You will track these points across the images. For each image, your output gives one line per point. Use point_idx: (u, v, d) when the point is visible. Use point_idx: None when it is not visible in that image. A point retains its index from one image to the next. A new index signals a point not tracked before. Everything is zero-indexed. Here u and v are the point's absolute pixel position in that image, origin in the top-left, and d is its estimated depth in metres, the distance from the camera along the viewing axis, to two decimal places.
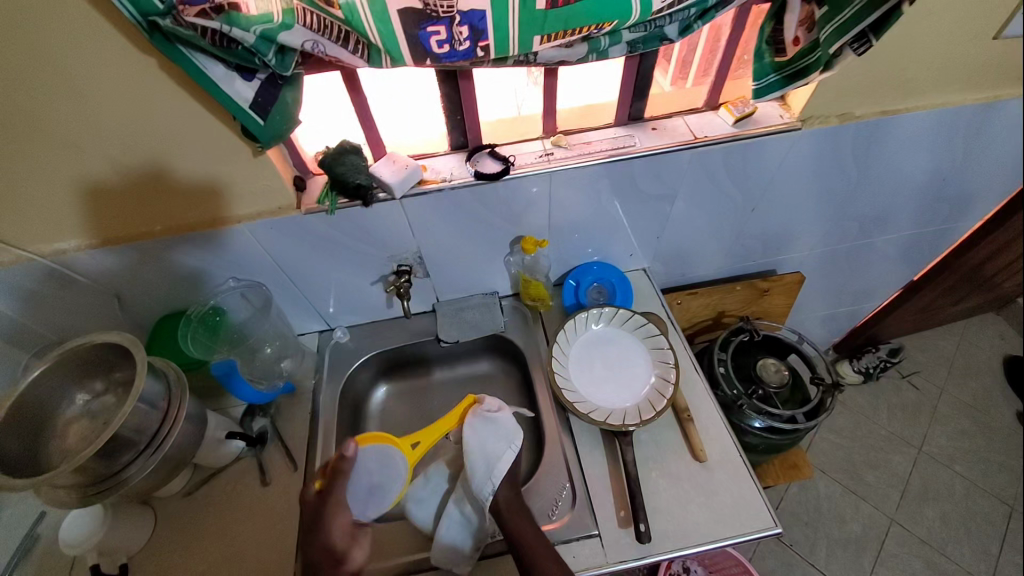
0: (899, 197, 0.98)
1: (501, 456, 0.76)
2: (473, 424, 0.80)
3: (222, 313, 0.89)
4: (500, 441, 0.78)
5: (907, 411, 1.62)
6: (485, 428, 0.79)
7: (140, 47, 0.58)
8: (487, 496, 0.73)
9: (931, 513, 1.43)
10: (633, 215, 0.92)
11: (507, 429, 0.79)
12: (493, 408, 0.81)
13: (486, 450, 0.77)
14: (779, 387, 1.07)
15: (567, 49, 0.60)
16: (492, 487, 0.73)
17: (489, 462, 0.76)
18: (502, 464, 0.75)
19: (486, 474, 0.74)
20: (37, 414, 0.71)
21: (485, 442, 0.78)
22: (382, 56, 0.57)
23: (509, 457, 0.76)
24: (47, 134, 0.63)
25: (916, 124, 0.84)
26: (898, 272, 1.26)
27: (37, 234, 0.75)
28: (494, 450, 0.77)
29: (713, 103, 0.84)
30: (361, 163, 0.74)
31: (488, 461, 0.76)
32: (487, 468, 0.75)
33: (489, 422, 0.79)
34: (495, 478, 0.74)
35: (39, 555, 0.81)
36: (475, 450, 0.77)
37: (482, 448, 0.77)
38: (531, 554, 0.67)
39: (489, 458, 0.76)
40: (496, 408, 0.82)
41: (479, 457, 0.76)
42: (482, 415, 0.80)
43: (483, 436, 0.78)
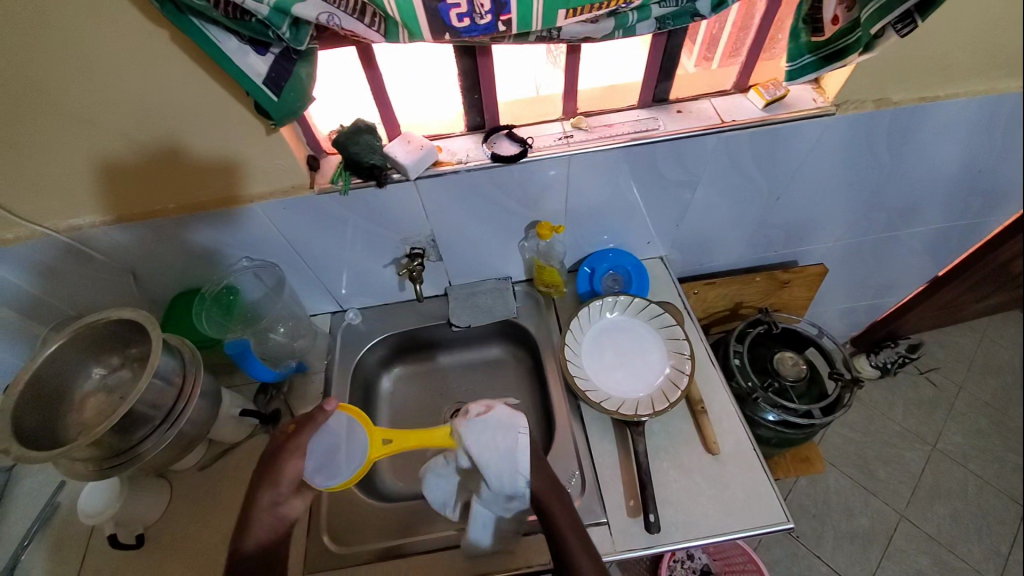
0: (931, 188, 0.93)
1: (517, 444, 0.70)
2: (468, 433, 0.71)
3: (235, 293, 0.89)
4: (507, 433, 0.70)
5: (924, 407, 1.59)
6: (482, 429, 0.71)
7: (153, 20, 0.56)
8: (523, 490, 0.69)
9: (942, 509, 1.41)
10: (652, 201, 0.89)
11: (505, 420, 0.72)
12: (479, 412, 0.74)
13: (500, 450, 0.69)
14: (795, 380, 1.05)
15: (592, 25, 0.58)
16: (525, 477, 0.69)
17: (510, 459, 0.69)
18: (523, 453, 0.70)
19: (513, 469, 0.69)
20: (55, 388, 0.72)
21: (492, 441, 0.70)
22: (399, 32, 0.55)
23: (523, 442, 0.70)
24: (59, 108, 0.63)
25: (960, 111, 0.79)
26: (923, 267, 1.21)
27: (55, 210, 0.75)
28: (505, 444, 0.70)
29: (742, 85, 0.81)
30: (375, 142, 0.72)
31: (505, 460, 0.69)
32: (510, 464, 0.69)
33: (483, 423, 0.72)
34: (522, 467, 0.69)
35: (60, 522, 0.83)
36: (483, 455, 0.70)
37: (490, 451, 0.70)
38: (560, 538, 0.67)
39: (508, 453, 0.69)
40: (484, 408, 0.74)
41: (495, 457, 0.69)
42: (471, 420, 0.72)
43: (487, 439, 0.70)
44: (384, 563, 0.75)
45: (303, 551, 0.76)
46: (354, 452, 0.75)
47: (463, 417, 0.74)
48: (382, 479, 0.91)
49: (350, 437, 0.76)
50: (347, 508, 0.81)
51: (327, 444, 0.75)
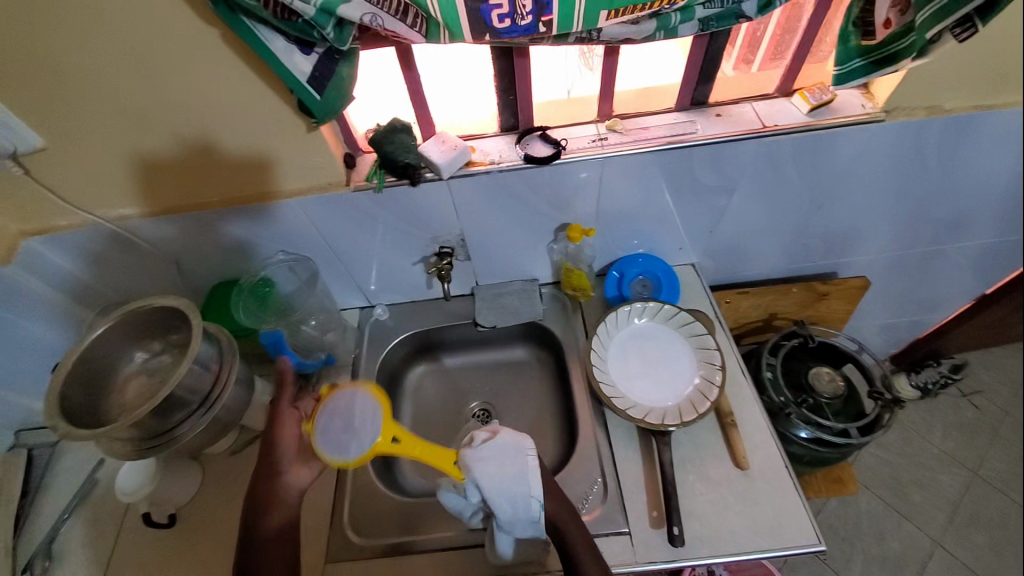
0: (985, 201, 0.88)
1: (528, 466, 0.67)
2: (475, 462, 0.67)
3: (271, 285, 0.91)
4: (516, 457, 0.68)
5: (967, 431, 1.50)
6: (490, 458, 0.67)
7: (207, 21, 0.59)
8: (539, 514, 0.66)
9: (983, 540, 1.33)
10: (686, 207, 0.87)
11: (513, 445, 0.69)
12: (484, 439, 0.69)
13: (511, 476, 0.66)
14: (832, 398, 1.01)
15: (632, 27, 0.57)
16: (540, 500, 0.66)
17: (523, 484, 0.66)
18: (535, 478, 0.67)
19: (527, 493, 0.66)
20: (101, 369, 0.76)
21: (503, 468, 0.67)
22: (440, 33, 0.56)
23: (534, 463, 0.68)
24: (115, 103, 0.66)
25: (1022, 120, 0.74)
26: (972, 283, 1.15)
27: (104, 200, 0.78)
28: (515, 468, 0.67)
29: (786, 88, 0.78)
30: (410, 141, 0.74)
31: (518, 486, 0.66)
32: (524, 489, 0.66)
33: (489, 451, 0.68)
34: (536, 490, 0.66)
35: (98, 497, 0.87)
36: (493, 484, 0.66)
37: (503, 479, 0.66)
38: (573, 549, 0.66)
39: (521, 477, 0.66)
40: (488, 433, 0.70)
41: (508, 484, 0.66)
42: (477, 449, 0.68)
43: (494, 465, 0.67)
44: (404, 557, 0.75)
45: (326, 541, 0.78)
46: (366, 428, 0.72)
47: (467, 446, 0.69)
48: (404, 474, 0.92)
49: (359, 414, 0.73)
50: (370, 501, 0.82)
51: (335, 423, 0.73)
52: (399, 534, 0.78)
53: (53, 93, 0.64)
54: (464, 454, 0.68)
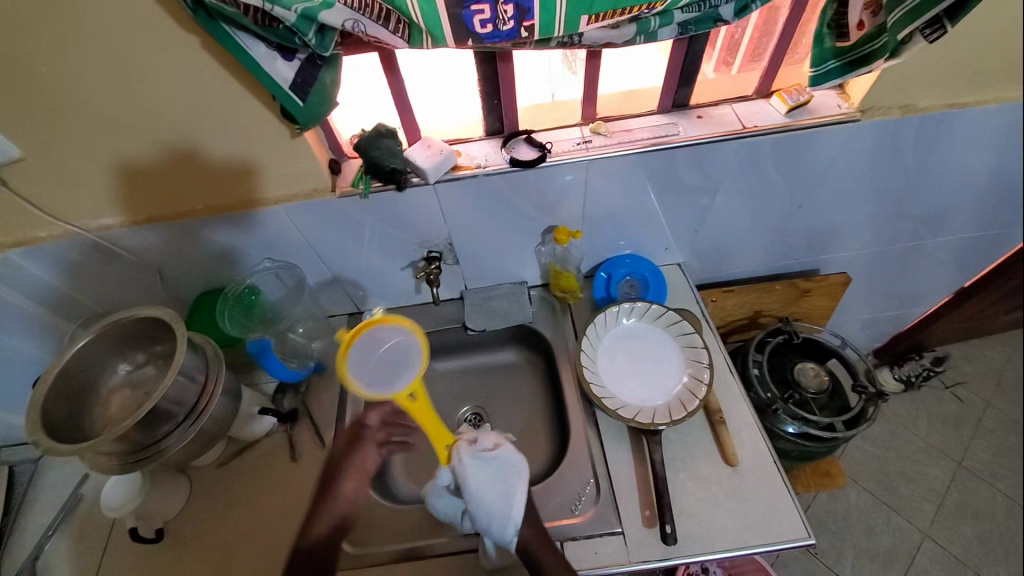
0: (960, 198, 0.91)
1: (518, 490, 0.66)
2: (470, 465, 0.66)
3: (257, 293, 0.91)
4: (507, 478, 0.67)
5: (949, 423, 1.54)
6: (486, 466, 0.67)
7: (186, 28, 0.58)
8: (511, 539, 0.66)
9: (968, 530, 1.36)
10: (670, 208, 0.88)
11: (510, 465, 0.68)
12: (488, 446, 0.69)
13: (495, 497, 0.66)
14: (817, 393, 1.04)
15: (613, 31, 0.57)
16: (517, 525, 0.66)
17: (505, 509, 0.66)
18: (518, 505, 0.66)
19: (507, 514, 0.66)
20: (83, 382, 0.74)
21: (492, 483, 0.66)
22: (423, 38, 0.56)
23: (523, 487, 0.67)
24: (94, 112, 0.65)
25: (989, 119, 0.77)
26: (949, 278, 1.18)
27: (84, 210, 0.77)
28: (503, 489, 0.66)
29: (764, 90, 0.80)
30: (395, 147, 0.74)
31: (498, 505, 0.66)
32: (505, 511, 0.66)
33: (488, 461, 0.67)
34: (517, 516, 0.66)
35: (83, 513, 0.85)
36: (478, 491, 0.66)
37: (489, 492, 0.66)
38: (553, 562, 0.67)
39: (505, 499, 0.66)
40: (493, 443, 0.69)
41: (490, 500, 0.66)
42: (477, 454, 0.67)
43: (483, 482, 0.66)
44: (398, 565, 0.75)
45: None
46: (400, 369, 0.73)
47: (467, 445, 0.68)
48: (396, 481, 0.92)
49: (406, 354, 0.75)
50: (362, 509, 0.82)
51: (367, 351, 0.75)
52: (393, 541, 0.78)
53: (28, 101, 0.63)
54: (462, 449, 0.68)
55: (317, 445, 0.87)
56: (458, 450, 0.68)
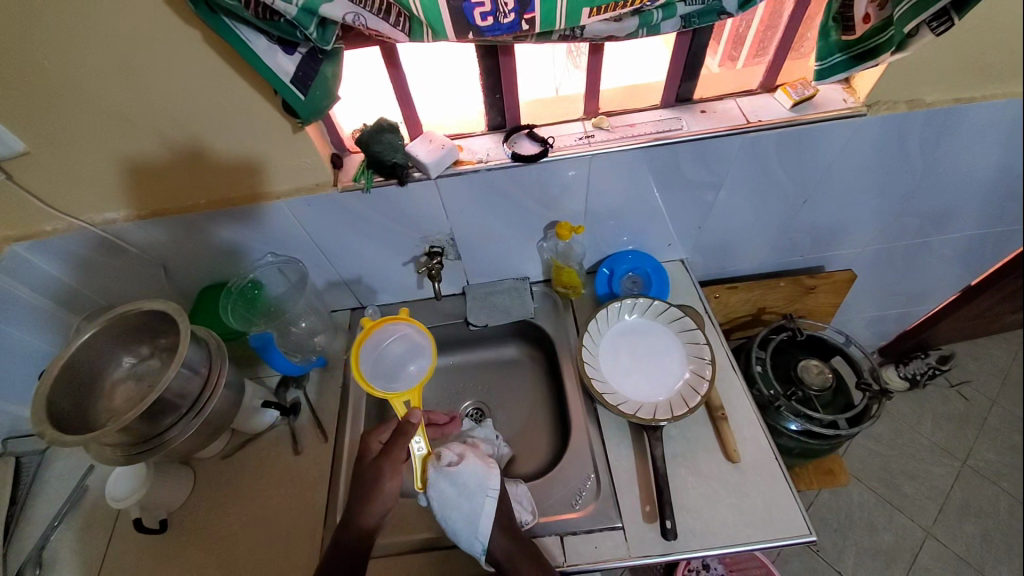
0: (966, 193, 0.90)
1: (482, 507, 0.69)
2: (434, 484, 0.70)
3: (260, 288, 0.91)
4: (472, 495, 0.70)
5: (954, 421, 1.53)
6: (451, 483, 0.70)
7: (187, 22, 0.58)
8: (479, 554, 0.68)
9: (971, 529, 1.35)
10: (673, 203, 0.88)
11: (476, 480, 0.71)
12: (451, 461, 0.72)
13: (461, 511, 0.69)
14: (821, 390, 1.02)
15: (616, 24, 0.57)
16: (483, 544, 0.68)
17: (470, 523, 0.68)
18: (483, 522, 0.68)
19: (471, 531, 0.68)
20: (88, 375, 0.75)
21: (458, 500, 0.69)
22: (423, 31, 0.56)
23: (491, 503, 0.70)
24: (97, 106, 0.65)
25: (997, 114, 0.76)
26: (955, 275, 1.17)
27: (89, 203, 0.78)
28: (469, 505, 0.69)
29: (769, 84, 0.79)
30: (398, 141, 0.73)
31: (464, 522, 0.68)
32: (470, 528, 0.68)
33: (452, 477, 0.70)
34: (483, 533, 0.68)
35: (88, 504, 0.86)
36: (443, 507, 0.69)
37: (454, 509, 0.69)
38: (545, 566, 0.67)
39: (471, 515, 0.68)
40: (456, 459, 0.73)
41: (456, 517, 0.69)
42: (441, 471, 0.70)
43: (449, 498, 0.69)
44: (399, 557, 0.75)
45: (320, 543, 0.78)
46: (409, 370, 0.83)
47: (433, 462, 0.72)
48: None
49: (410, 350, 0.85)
50: None
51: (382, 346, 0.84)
52: (393, 535, 0.78)
53: (32, 94, 0.63)
54: (430, 466, 0.72)
55: (319, 438, 0.88)
56: (427, 469, 0.72)
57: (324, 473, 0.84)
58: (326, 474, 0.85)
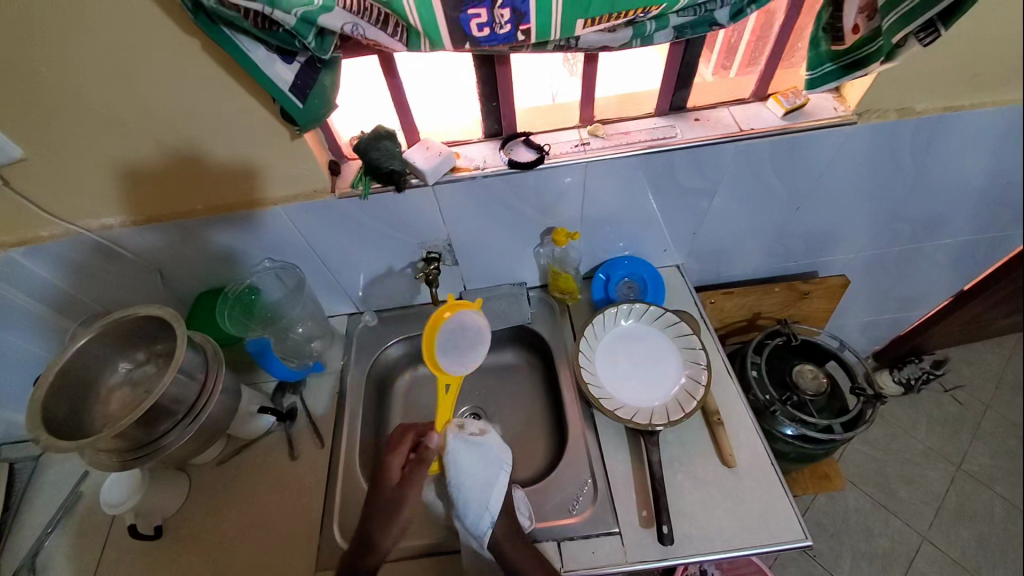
0: (958, 200, 0.91)
1: (496, 479, 0.73)
2: (456, 449, 0.74)
3: (257, 293, 0.91)
4: (490, 466, 0.74)
5: (948, 425, 1.53)
6: (471, 450, 0.75)
7: (187, 30, 0.59)
8: (484, 531, 0.69)
9: (967, 533, 1.36)
10: (668, 210, 0.89)
11: (494, 453, 0.76)
12: (474, 432, 0.77)
13: (477, 479, 0.72)
14: (815, 395, 1.03)
15: (609, 34, 0.58)
16: (491, 518, 0.70)
17: (483, 491, 0.72)
18: (495, 494, 0.72)
19: (482, 502, 0.71)
20: (84, 381, 0.75)
21: (476, 468, 0.73)
22: (421, 41, 0.57)
23: (503, 477, 0.74)
24: (96, 113, 0.66)
25: (986, 122, 0.78)
26: (948, 281, 1.18)
27: (87, 208, 0.78)
28: (485, 474, 0.73)
29: (761, 94, 0.80)
30: (395, 148, 0.74)
31: (478, 492, 0.71)
32: (482, 498, 0.71)
33: (473, 445, 0.75)
34: (493, 506, 0.71)
35: (82, 511, 0.86)
36: (462, 471, 0.73)
37: (472, 476, 0.73)
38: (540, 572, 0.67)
39: (485, 485, 0.72)
40: (478, 430, 0.78)
41: (471, 484, 0.72)
42: (466, 438, 0.75)
43: (467, 463, 0.73)
44: (396, 564, 0.75)
45: (317, 549, 0.77)
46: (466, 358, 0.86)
47: (456, 429, 0.77)
48: None
49: (483, 343, 0.87)
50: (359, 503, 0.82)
51: (461, 327, 0.85)
52: None
53: (32, 102, 0.63)
54: (452, 432, 0.76)
55: (316, 444, 0.88)
56: (448, 435, 0.76)
57: (321, 479, 0.84)
58: (322, 480, 0.84)
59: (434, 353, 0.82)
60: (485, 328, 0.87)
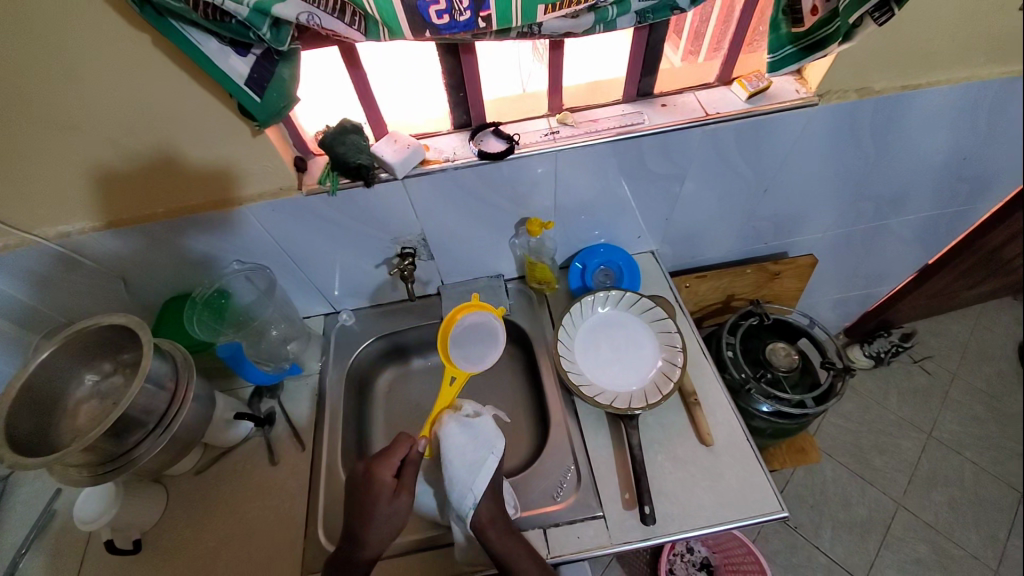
0: (918, 176, 0.94)
1: (483, 461, 0.73)
2: (449, 428, 0.76)
3: (227, 296, 0.88)
4: (480, 448, 0.74)
5: (918, 395, 1.60)
6: (464, 431, 0.76)
7: (134, 26, 0.57)
8: (467, 511, 0.69)
9: (939, 498, 1.42)
10: (641, 196, 0.89)
11: (485, 435, 0.76)
12: (470, 415, 0.80)
13: (464, 459, 0.73)
14: (788, 371, 1.05)
15: (572, 20, 0.58)
16: (474, 499, 0.70)
17: (469, 472, 0.72)
18: (482, 475, 0.71)
19: (467, 483, 0.71)
20: (48, 396, 0.72)
21: (467, 448, 0.74)
22: (379, 29, 0.55)
23: (492, 461, 0.73)
24: (45, 116, 0.63)
25: (941, 100, 0.80)
26: (913, 256, 1.22)
27: (43, 217, 0.74)
28: (473, 455, 0.73)
29: (725, 78, 0.82)
30: (362, 142, 0.72)
31: (465, 471, 0.72)
32: (467, 478, 0.71)
33: (466, 426, 0.76)
34: (477, 487, 0.71)
35: (55, 530, 0.83)
36: (453, 449, 0.74)
37: (461, 455, 0.73)
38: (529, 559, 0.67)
39: (472, 466, 0.72)
40: (475, 414, 0.80)
41: (458, 463, 0.73)
42: (460, 419, 0.77)
43: (458, 443, 0.75)
44: (384, 562, 0.75)
45: (302, 551, 0.77)
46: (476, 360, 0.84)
47: (454, 413, 0.79)
48: None
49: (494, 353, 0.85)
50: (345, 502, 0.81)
51: (472, 330, 0.88)
52: None
53: None
54: (450, 415, 0.79)
55: (297, 447, 0.87)
56: (443, 417, 0.79)
57: (304, 482, 0.83)
58: (305, 482, 0.83)
59: (447, 345, 0.85)
60: (496, 334, 0.87)
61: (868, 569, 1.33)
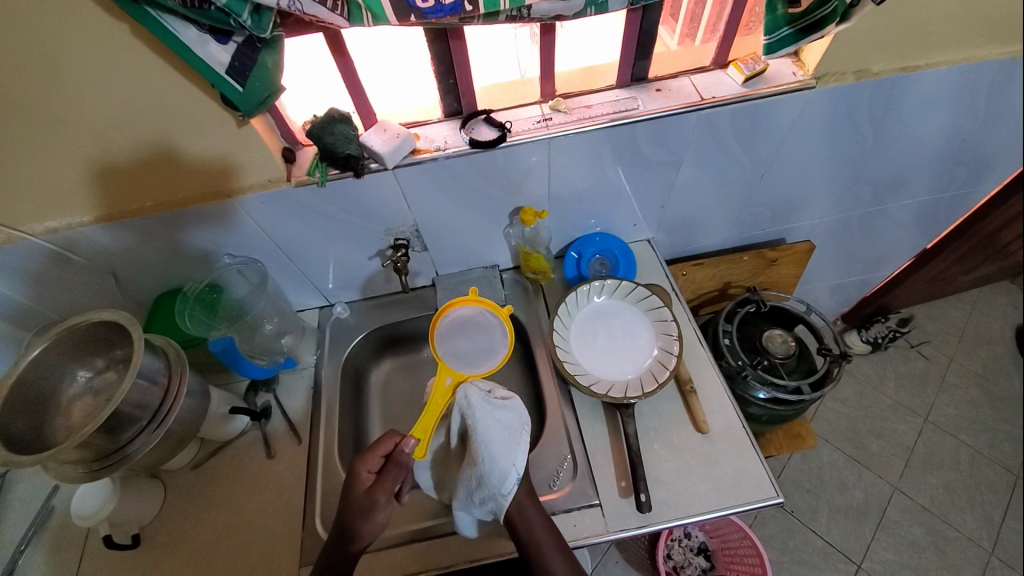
0: (915, 160, 0.93)
1: (520, 438, 0.73)
2: (481, 408, 0.73)
3: (219, 291, 0.87)
4: (514, 426, 0.73)
5: (915, 380, 1.60)
6: (497, 411, 0.74)
7: (111, 14, 0.55)
8: (509, 490, 0.69)
9: (934, 481, 1.44)
10: (636, 183, 0.88)
11: (515, 416, 0.75)
12: (500, 396, 0.77)
13: (502, 439, 0.71)
14: (785, 358, 1.05)
15: (561, 3, 0.56)
16: (517, 476, 0.70)
17: (507, 453, 0.70)
18: (521, 453, 0.72)
19: (508, 462, 0.70)
20: (39, 394, 0.71)
21: (501, 427, 0.72)
22: (362, 14, 0.54)
23: (526, 441, 0.73)
24: (27, 111, 0.61)
25: (940, 80, 0.78)
26: (910, 241, 1.22)
27: (29, 212, 0.73)
28: (509, 435, 0.72)
29: (721, 61, 0.80)
30: (351, 131, 0.71)
31: (506, 449, 0.71)
32: (509, 457, 0.70)
33: (501, 406, 0.75)
34: (518, 465, 0.70)
35: (54, 526, 0.83)
36: (489, 427, 0.72)
37: (497, 435, 0.71)
38: (530, 546, 0.68)
39: (511, 445, 0.71)
40: (502, 396, 0.77)
41: (497, 444, 0.71)
42: (492, 400, 0.75)
43: (490, 421, 0.72)
44: (381, 553, 0.74)
45: (301, 543, 0.77)
46: (477, 363, 0.81)
47: (482, 392, 0.75)
48: None
49: (489, 359, 0.82)
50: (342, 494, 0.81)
51: (465, 328, 0.85)
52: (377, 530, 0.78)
53: None
54: (479, 391, 0.75)
55: (293, 441, 0.87)
56: (467, 395, 0.74)
57: (301, 475, 0.83)
58: (302, 476, 0.83)
59: (437, 342, 0.82)
60: (496, 343, 0.83)
61: (865, 552, 1.34)
